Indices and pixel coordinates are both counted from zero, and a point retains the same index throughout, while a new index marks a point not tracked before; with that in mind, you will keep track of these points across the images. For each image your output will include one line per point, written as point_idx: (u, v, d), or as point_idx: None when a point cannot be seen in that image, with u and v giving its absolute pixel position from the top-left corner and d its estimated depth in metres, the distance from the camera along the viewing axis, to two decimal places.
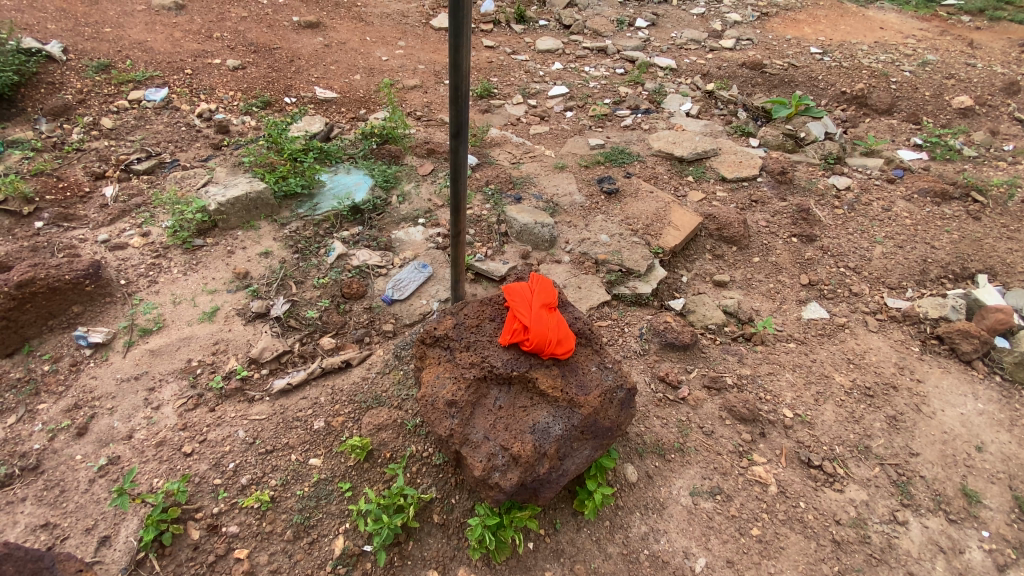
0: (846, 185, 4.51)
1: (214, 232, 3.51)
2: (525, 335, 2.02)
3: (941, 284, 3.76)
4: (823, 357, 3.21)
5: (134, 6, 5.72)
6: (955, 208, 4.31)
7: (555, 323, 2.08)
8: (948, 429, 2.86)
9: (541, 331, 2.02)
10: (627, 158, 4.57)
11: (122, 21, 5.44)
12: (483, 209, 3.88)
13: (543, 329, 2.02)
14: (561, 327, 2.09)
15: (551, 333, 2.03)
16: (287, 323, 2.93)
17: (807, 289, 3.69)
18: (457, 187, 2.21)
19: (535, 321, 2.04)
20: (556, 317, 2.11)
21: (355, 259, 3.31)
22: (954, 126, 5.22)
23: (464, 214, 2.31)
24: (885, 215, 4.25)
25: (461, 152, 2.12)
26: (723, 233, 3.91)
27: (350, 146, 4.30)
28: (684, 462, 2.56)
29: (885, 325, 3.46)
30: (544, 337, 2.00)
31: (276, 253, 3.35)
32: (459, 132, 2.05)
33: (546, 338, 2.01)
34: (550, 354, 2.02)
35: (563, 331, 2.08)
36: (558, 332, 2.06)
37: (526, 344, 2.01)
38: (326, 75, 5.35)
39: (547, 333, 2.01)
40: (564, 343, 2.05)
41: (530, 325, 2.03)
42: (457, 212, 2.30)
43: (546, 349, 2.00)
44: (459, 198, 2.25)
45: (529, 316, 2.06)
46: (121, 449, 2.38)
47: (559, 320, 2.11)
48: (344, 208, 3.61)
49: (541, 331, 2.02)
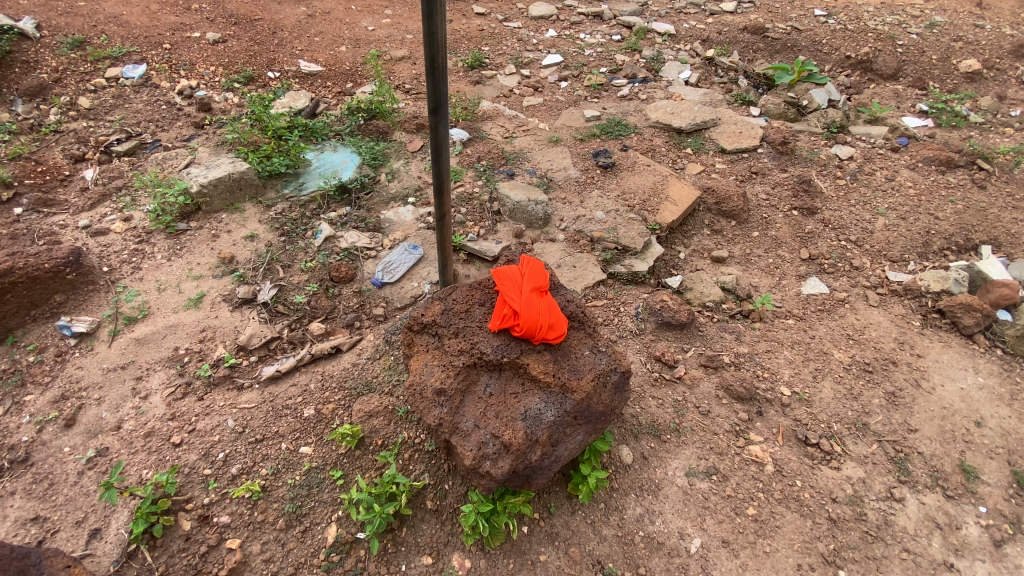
0: (849, 154, 4.38)
1: (198, 215, 3.41)
2: (515, 317, 1.96)
3: (944, 256, 3.70)
4: (822, 333, 3.16)
5: None
6: (960, 177, 4.20)
7: (549, 306, 2.03)
8: (947, 404, 2.83)
9: (533, 312, 1.96)
10: (624, 130, 4.42)
11: None
12: (475, 186, 3.77)
13: (535, 311, 1.97)
14: (556, 311, 2.03)
15: (543, 318, 1.96)
16: (275, 309, 2.87)
17: (807, 264, 3.63)
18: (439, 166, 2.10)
19: (525, 306, 1.97)
20: (547, 301, 2.04)
21: (344, 241, 3.22)
22: (960, 90, 5.05)
23: (448, 193, 2.21)
24: (888, 186, 4.15)
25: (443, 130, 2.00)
26: (722, 207, 3.80)
27: (336, 123, 4.17)
28: (680, 443, 2.53)
29: (886, 300, 3.42)
30: (534, 320, 1.94)
31: (262, 236, 3.27)
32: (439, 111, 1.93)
33: (537, 320, 1.94)
34: (541, 338, 1.95)
35: (557, 316, 2.02)
36: (552, 316, 2.00)
37: (515, 326, 1.95)
38: (310, 47, 5.15)
39: (538, 318, 1.94)
40: (556, 328, 1.99)
41: (520, 307, 1.97)
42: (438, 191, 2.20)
43: (538, 334, 1.94)
44: (442, 178, 2.14)
45: (521, 298, 2.00)
46: (110, 440, 2.35)
47: (552, 304, 2.05)
48: (331, 188, 3.51)
49: (533, 313, 1.95)
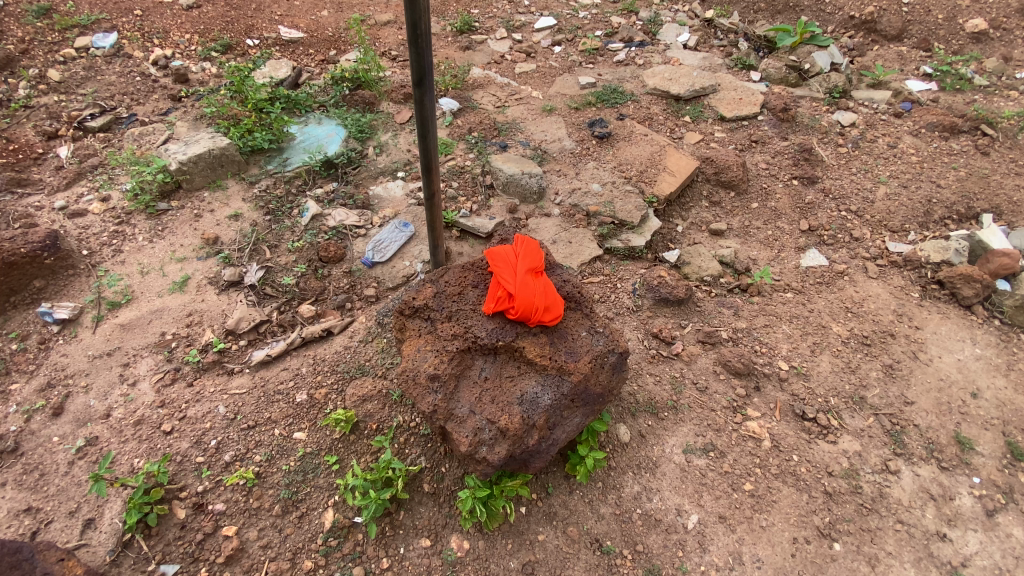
0: (851, 121, 4.26)
1: (179, 194, 3.29)
2: (510, 298, 1.89)
3: (944, 226, 3.65)
4: (821, 306, 3.12)
5: None
6: (963, 142, 4.11)
7: (544, 287, 1.96)
8: (944, 376, 2.83)
9: (528, 293, 1.89)
10: (620, 98, 4.27)
11: None
12: (466, 159, 3.65)
13: (531, 291, 1.90)
14: (551, 292, 1.97)
15: (539, 300, 1.89)
16: (263, 291, 2.80)
17: (806, 236, 3.57)
18: (426, 141, 1.99)
19: (520, 288, 1.90)
20: (543, 282, 1.97)
21: (332, 219, 3.12)
22: (966, 52, 4.89)
23: (436, 169, 2.12)
24: (891, 153, 4.06)
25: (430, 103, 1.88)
26: (721, 177, 3.70)
27: (320, 94, 4.00)
28: (677, 420, 2.52)
29: (886, 271, 3.38)
30: (529, 301, 1.87)
31: (246, 215, 3.16)
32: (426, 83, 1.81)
33: (532, 301, 1.88)
34: (537, 320, 1.88)
35: (552, 298, 1.96)
36: (547, 298, 1.93)
37: (509, 306, 1.88)
38: (290, 12, 4.89)
39: (534, 300, 1.88)
40: (551, 309, 1.92)
41: (515, 288, 1.90)
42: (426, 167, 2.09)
43: (533, 315, 1.87)
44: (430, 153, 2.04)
45: (516, 278, 1.93)
46: (100, 429, 2.31)
47: (547, 286, 1.99)
48: (317, 163, 3.38)
49: (528, 294, 1.88)
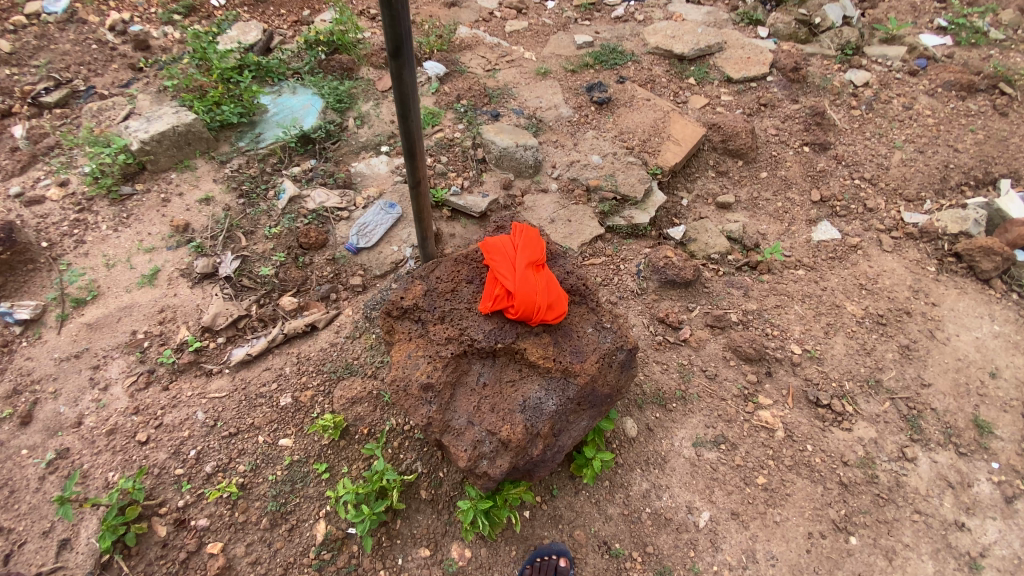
0: (864, 80, 3.99)
1: (143, 176, 3.03)
2: (509, 297, 1.71)
3: (960, 193, 3.48)
4: (834, 284, 2.96)
5: None
6: (980, 103, 3.88)
7: (546, 282, 1.78)
8: (962, 356, 2.71)
9: (529, 290, 1.71)
10: (619, 58, 3.95)
11: None
12: (455, 130, 3.37)
13: (531, 288, 1.72)
14: (554, 287, 1.79)
15: (541, 297, 1.71)
16: (239, 284, 2.59)
17: (818, 207, 3.38)
18: (408, 122, 1.76)
19: (520, 284, 1.72)
20: (545, 277, 1.79)
21: (312, 201, 2.88)
22: (982, 2, 4.59)
23: (422, 153, 1.89)
24: (906, 115, 3.82)
25: (410, 76, 1.64)
26: (729, 145, 3.46)
27: (294, 60, 3.68)
28: (687, 411, 2.39)
29: (901, 244, 3.22)
30: (530, 299, 1.69)
31: (218, 199, 2.92)
32: (405, 53, 1.57)
33: (533, 300, 1.70)
34: (539, 320, 1.71)
35: (555, 293, 1.77)
36: (550, 294, 1.75)
37: (507, 306, 1.70)
38: None
39: (535, 298, 1.70)
40: (555, 307, 1.75)
41: (513, 285, 1.72)
42: (410, 150, 1.87)
43: (534, 315, 1.70)
44: (413, 134, 1.80)
45: (514, 273, 1.75)
46: (70, 440, 2.15)
47: (549, 279, 1.80)
48: (292, 138, 3.11)
49: (529, 291, 1.70)
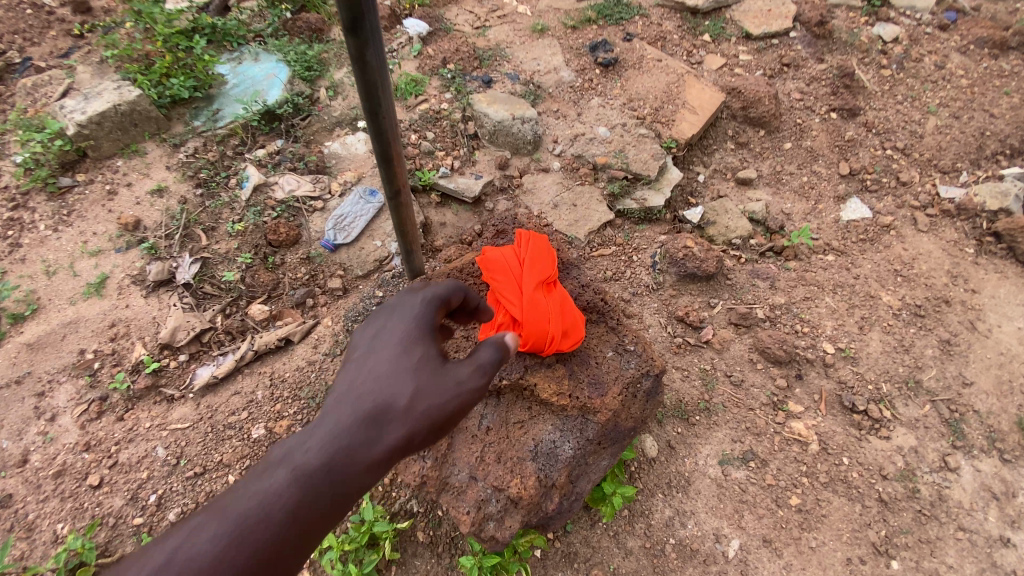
0: (894, 35, 3.58)
1: (86, 164, 2.66)
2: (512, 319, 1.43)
3: (997, 162, 3.18)
4: (867, 271, 2.68)
5: None
6: (1015, 61, 3.53)
7: (558, 301, 1.48)
8: (1005, 350, 2.47)
9: (536, 309, 1.41)
10: (625, 11, 3.49)
11: None
12: (442, 100, 2.95)
13: (539, 307, 1.43)
14: (568, 307, 1.49)
15: (554, 325, 1.42)
16: (201, 291, 2.27)
17: (846, 182, 3.05)
18: (381, 123, 1.33)
19: (529, 311, 1.42)
20: (559, 298, 1.49)
21: (280, 190, 2.51)
22: None
23: (399, 159, 1.47)
24: (939, 74, 3.45)
25: (381, 64, 1.22)
26: (750, 113, 3.09)
27: (255, 20, 3.22)
28: (711, 425, 2.15)
29: (937, 223, 2.93)
30: (537, 321, 1.40)
31: (173, 190, 2.56)
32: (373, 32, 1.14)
33: (541, 322, 1.41)
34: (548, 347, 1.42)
35: (570, 315, 1.48)
36: (562, 316, 1.46)
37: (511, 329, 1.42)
38: None
39: (548, 328, 1.41)
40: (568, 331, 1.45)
41: (518, 305, 1.45)
42: (384, 157, 1.44)
43: (543, 341, 1.41)
44: (387, 139, 1.38)
45: (519, 290, 1.47)
46: (13, 484, 1.88)
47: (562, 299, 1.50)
48: (254, 116, 2.71)
49: (536, 311, 1.41)
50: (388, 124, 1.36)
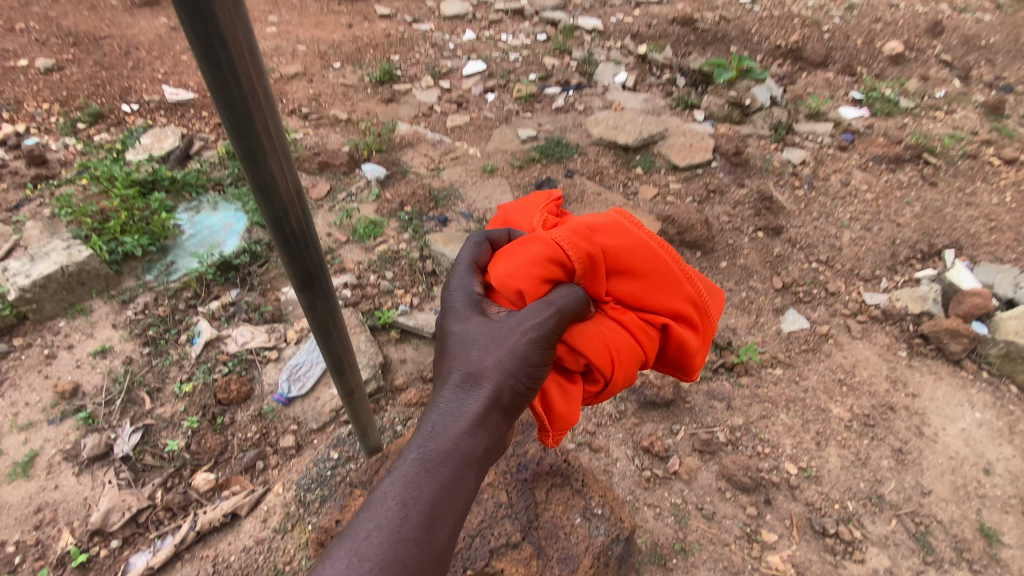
0: (801, 160, 4.09)
1: (25, 328, 2.58)
2: (636, 357, 1.47)
3: (911, 266, 3.54)
4: (814, 383, 2.80)
5: None
6: (910, 173, 4.22)
7: (521, 286, 1.41)
8: (953, 454, 2.60)
9: (592, 338, 1.41)
10: (566, 151, 3.80)
11: None
12: (400, 240, 3.08)
13: (615, 312, 1.47)
14: (526, 264, 1.42)
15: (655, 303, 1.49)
16: (140, 464, 2.11)
17: (782, 294, 3.27)
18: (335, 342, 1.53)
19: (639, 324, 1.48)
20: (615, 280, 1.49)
21: (233, 344, 2.48)
22: (878, 85, 5.30)
23: (353, 366, 1.65)
24: (846, 192, 3.93)
25: (332, 306, 1.44)
26: (685, 237, 3.36)
27: (215, 169, 3.40)
28: (688, 567, 2.12)
29: (869, 329, 3.13)
30: (601, 329, 1.43)
31: (118, 349, 2.47)
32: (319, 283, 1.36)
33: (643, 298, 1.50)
34: (669, 266, 1.51)
35: (560, 256, 1.42)
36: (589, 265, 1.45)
37: (637, 361, 1.48)
38: (176, 68, 4.39)
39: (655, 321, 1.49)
40: (615, 250, 1.48)
41: (567, 370, 1.44)
42: (336, 363, 1.60)
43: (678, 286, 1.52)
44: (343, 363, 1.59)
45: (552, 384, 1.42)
46: None
47: (504, 272, 1.44)
48: (210, 268, 2.73)
49: (576, 329, 1.41)
50: (337, 344, 1.54)
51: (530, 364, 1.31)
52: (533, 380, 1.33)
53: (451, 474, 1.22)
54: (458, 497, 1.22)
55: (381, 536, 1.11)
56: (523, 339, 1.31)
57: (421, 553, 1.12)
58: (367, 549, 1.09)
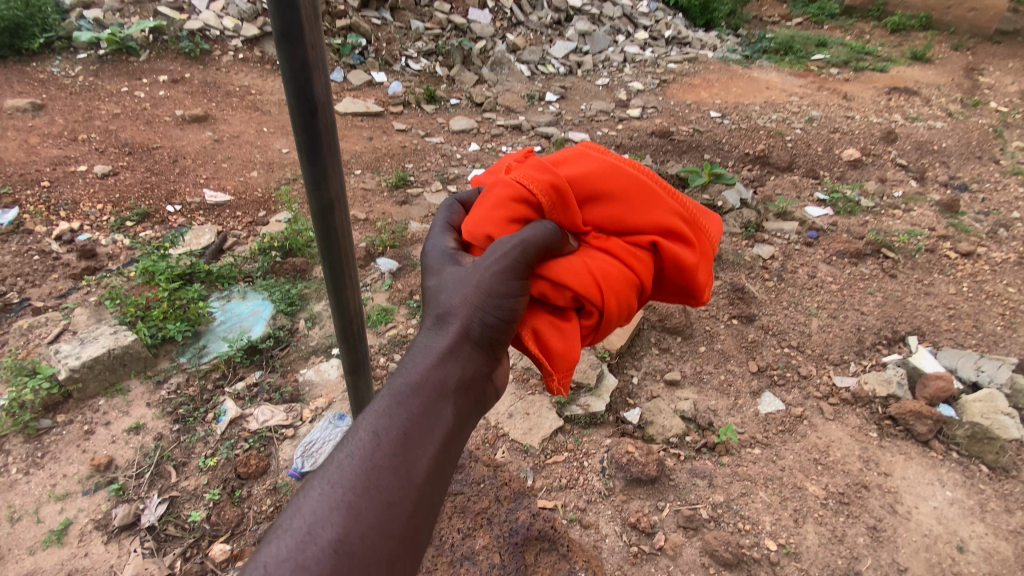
0: (770, 254, 4.57)
1: (68, 406, 2.86)
2: (628, 279, 1.55)
3: (878, 351, 3.84)
4: (791, 463, 3.00)
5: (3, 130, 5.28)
6: (871, 266, 4.64)
7: (491, 230, 1.55)
8: (927, 531, 2.77)
9: (576, 272, 1.49)
10: None
11: None
12: (409, 326, 3.43)
13: (600, 243, 1.57)
14: (492, 214, 1.57)
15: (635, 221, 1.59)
16: (164, 533, 2.31)
17: (758, 377, 3.55)
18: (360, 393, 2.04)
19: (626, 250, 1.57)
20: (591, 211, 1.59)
21: (254, 421, 2.74)
22: (840, 185, 5.91)
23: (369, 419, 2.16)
24: (813, 283, 4.34)
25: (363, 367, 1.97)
26: (666, 324, 3.70)
27: (246, 262, 3.81)
28: None
29: (840, 411, 3.37)
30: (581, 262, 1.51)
31: (150, 426, 2.74)
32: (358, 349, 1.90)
33: (625, 224, 1.60)
34: (641, 186, 1.62)
35: (525, 196, 1.55)
36: (561, 204, 1.56)
37: (628, 282, 1.56)
38: (216, 174, 5.01)
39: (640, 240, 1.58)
40: (579, 180, 1.60)
41: (560, 310, 1.52)
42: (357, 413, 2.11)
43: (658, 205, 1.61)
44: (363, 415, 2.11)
45: (546, 323, 1.51)
46: None
47: (476, 227, 1.59)
48: (238, 352, 3.05)
49: (558, 262, 1.50)
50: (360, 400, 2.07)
51: (501, 294, 1.39)
52: (505, 311, 1.40)
53: (421, 406, 1.28)
54: (434, 425, 1.28)
55: (355, 469, 1.17)
56: (490, 271, 1.41)
57: (398, 479, 1.18)
58: (340, 480, 1.15)
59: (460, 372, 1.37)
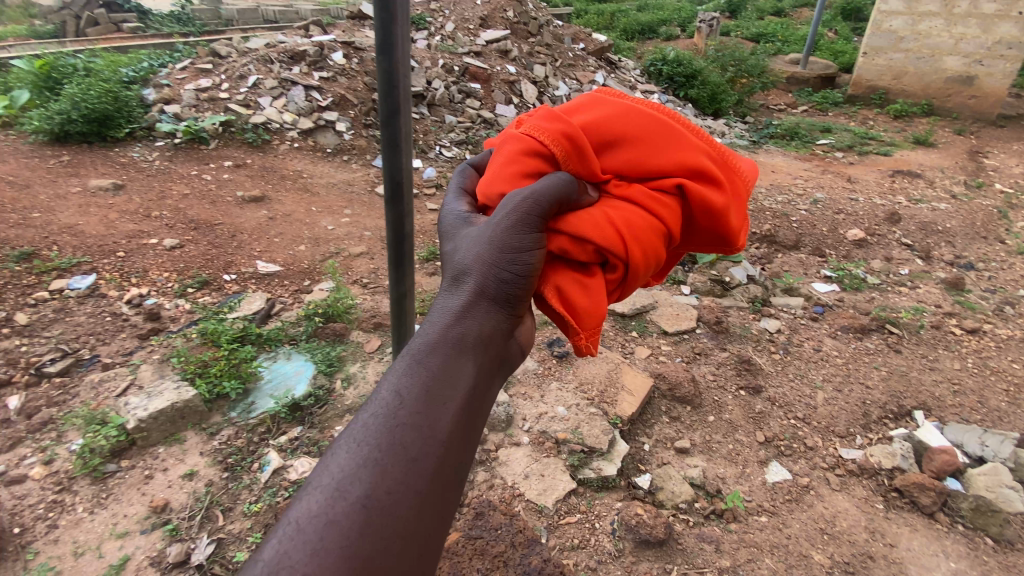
0: (776, 328, 4.82)
1: (131, 452, 3.20)
2: (653, 223, 1.74)
3: (885, 425, 3.95)
4: (796, 531, 3.11)
5: (87, 207, 6.06)
6: (876, 341, 4.83)
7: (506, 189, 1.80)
8: None
9: (595, 224, 1.69)
10: None
11: (74, 221, 5.76)
12: None
13: (621, 190, 1.77)
14: (507, 173, 1.82)
15: (655, 161, 1.76)
16: (210, 571, 2.63)
17: (765, 448, 3.69)
18: None
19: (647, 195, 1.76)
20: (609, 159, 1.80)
21: (293, 472, 3.05)
22: (846, 263, 6.20)
23: None
24: (818, 357, 4.54)
25: None
26: (675, 393, 3.92)
27: (291, 327, 4.24)
28: None
29: (847, 483, 3.47)
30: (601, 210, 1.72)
31: (202, 473, 3.08)
32: None
33: (648, 168, 1.77)
34: (656, 128, 1.79)
35: (540, 152, 1.79)
36: (576, 151, 1.77)
37: (652, 225, 1.74)
38: (268, 247, 5.63)
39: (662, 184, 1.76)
40: (595, 126, 1.80)
41: (585, 266, 1.73)
42: None
43: (684, 150, 1.76)
44: None
45: (573, 283, 1.70)
46: None
47: (493, 187, 1.84)
48: (282, 408, 3.40)
49: (578, 216, 1.71)
50: None
51: (518, 248, 1.62)
52: (519, 264, 1.62)
53: (437, 365, 1.52)
54: (451, 379, 1.51)
55: (377, 426, 1.42)
56: (503, 226, 1.64)
57: (420, 433, 1.41)
58: (366, 433, 1.41)
59: (476, 330, 1.60)
